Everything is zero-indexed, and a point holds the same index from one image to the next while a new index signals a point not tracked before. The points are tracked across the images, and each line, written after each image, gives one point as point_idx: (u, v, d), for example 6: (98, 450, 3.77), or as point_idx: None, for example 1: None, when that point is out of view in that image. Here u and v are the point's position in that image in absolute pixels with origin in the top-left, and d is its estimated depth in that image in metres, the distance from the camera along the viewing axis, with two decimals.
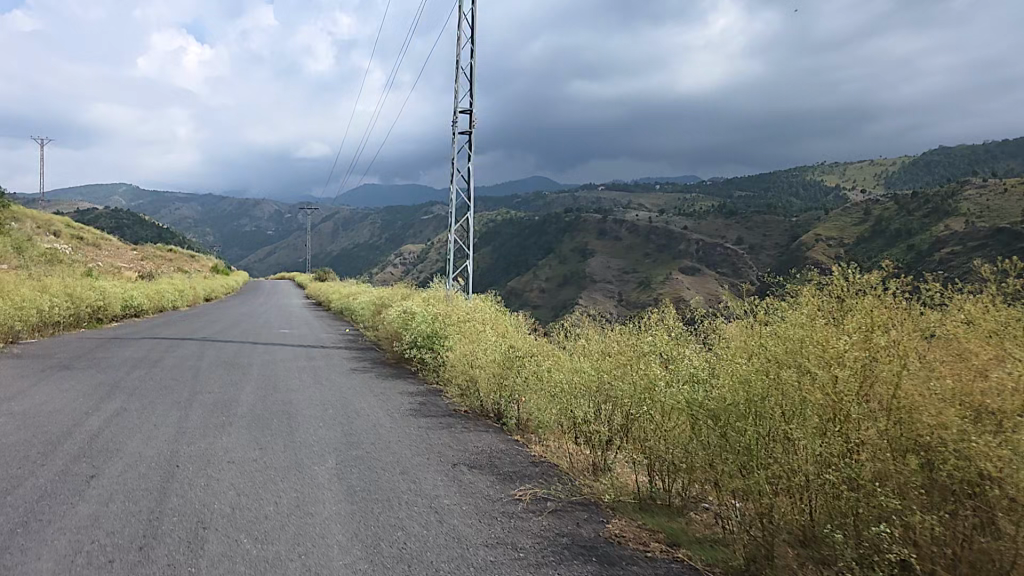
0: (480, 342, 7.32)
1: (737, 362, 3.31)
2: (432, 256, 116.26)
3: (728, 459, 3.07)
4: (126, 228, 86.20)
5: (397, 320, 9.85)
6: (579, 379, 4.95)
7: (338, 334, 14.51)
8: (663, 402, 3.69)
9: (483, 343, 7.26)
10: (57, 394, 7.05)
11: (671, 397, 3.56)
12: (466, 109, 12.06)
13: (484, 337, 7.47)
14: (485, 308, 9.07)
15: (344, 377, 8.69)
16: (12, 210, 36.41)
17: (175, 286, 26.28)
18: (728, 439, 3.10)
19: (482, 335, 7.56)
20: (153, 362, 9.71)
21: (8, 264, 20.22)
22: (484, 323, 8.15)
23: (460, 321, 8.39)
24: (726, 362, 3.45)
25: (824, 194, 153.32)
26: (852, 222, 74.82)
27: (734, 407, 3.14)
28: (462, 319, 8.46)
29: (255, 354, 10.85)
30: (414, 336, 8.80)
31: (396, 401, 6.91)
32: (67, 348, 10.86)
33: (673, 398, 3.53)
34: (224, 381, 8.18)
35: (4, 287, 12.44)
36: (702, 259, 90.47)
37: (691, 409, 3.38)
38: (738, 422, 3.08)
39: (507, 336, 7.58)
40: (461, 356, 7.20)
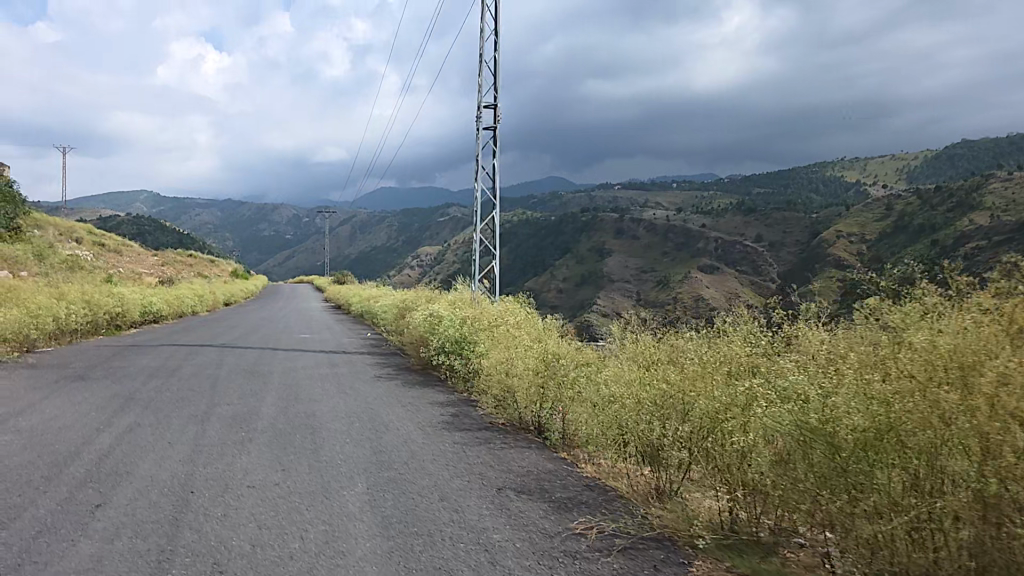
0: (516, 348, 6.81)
1: (860, 379, 2.78)
2: (449, 258, 116.19)
3: (857, 496, 2.55)
4: (147, 234, 87.15)
5: (422, 324, 9.36)
6: (634, 389, 4.43)
7: (360, 338, 14.10)
8: (757, 423, 3.16)
9: (519, 349, 6.74)
10: (68, 408, 6.66)
11: (771, 416, 3.02)
12: (490, 105, 11.57)
13: (519, 342, 6.96)
14: (515, 310, 8.55)
15: (369, 386, 8.24)
16: (34, 218, 36.61)
17: (195, 292, 26.14)
18: (854, 471, 2.57)
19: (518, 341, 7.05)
20: (170, 371, 9.33)
21: (28, 271, 20.10)
22: (517, 327, 7.63)
23: (491, 326, 7.87)
24: (841, 378, 2.92)
25: (843, 189, 151.17)
26: (875, 217, 73.30)
27: (860, 434, 2.61)
28: (493, 323, 7.94)
29: (276, 361, 10.43)
30: (442, 342, 8.29)
31: (427, 414, 6.42)
32: (83, 357, 10.53)
33: (773, 418, 3.00)
34: (243, 391, 7.76)
35: (20, 295, 12.15)
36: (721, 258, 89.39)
37: (799, 433, 2.84)
38: (870, 451, 2.56)
39: (543, 342, 7.04)
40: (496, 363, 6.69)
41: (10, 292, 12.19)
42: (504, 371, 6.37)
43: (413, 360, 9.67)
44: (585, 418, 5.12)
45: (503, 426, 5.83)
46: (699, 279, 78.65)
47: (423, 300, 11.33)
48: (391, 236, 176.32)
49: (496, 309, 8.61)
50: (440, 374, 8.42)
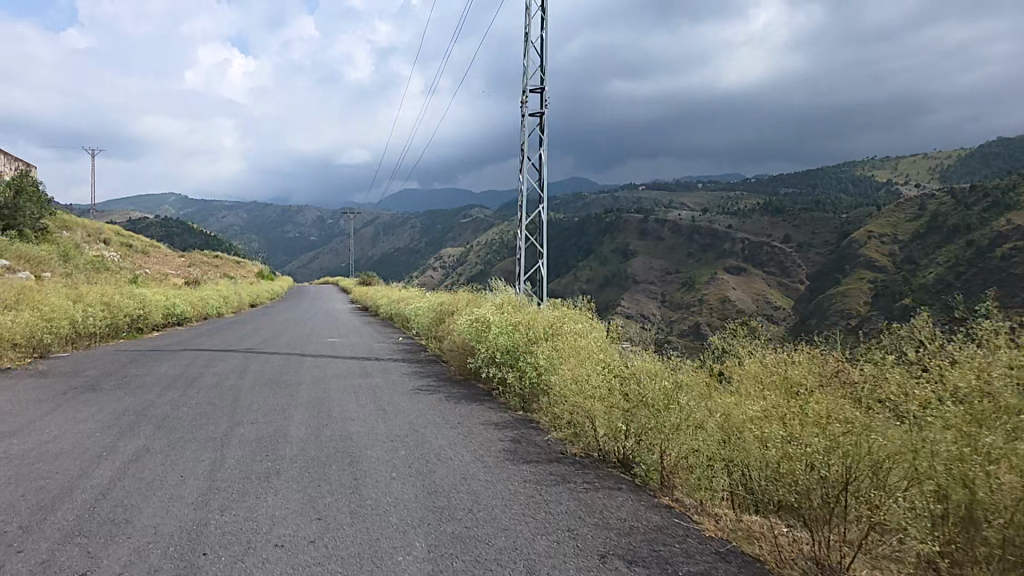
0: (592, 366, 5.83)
1: None
2: (472, 259, 115.75)
3: None
4: (176, 235, 88.13)
5: (465, 330, 8.35)
6: (791, 427, 3.47)
7: (391, 343, 13.22)
8: None
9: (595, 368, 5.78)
10: (72, 427, 5.84)
11: None
12: (537, 88, 10.57)
13: (594, 359, 5.99)
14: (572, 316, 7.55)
15: (409, 400, 7.33)
16: (63, 219, 36.58)
17: (220, 293, 25.59)
18: None
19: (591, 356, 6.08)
20: (191, 380, 8.52)
21: (50, 271, 19.62)
22: (582, 338, 6.65)
23: (551, 336, 6.89)
24: None
25: (873, 188, 147.81)
26: (908, 217, 70.77)
27: None
28: (552, 333, 6.96)
29: (303, 369, 9.54)
30: (493, 350, 7.30)
31: (485, 439, 5.42)
32: (98, 364, 9.77)
33: None
34: (269, 406, 6.88)
35: (34, 296, 11.47)
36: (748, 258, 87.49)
37: None
38: None
39: (614, 357, 6.04)
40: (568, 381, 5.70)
41: (25, 294, 11.53)
42: (579, 391, 5.39)
43: (454, 370, 8.74)
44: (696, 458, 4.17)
45: (576, 458, 4.82)
46: (725, 280, 76.78)
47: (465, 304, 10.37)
48: (413, 238, 176.33)
49: (552, 314, 7.59)
50: (488, 389, 7.44)
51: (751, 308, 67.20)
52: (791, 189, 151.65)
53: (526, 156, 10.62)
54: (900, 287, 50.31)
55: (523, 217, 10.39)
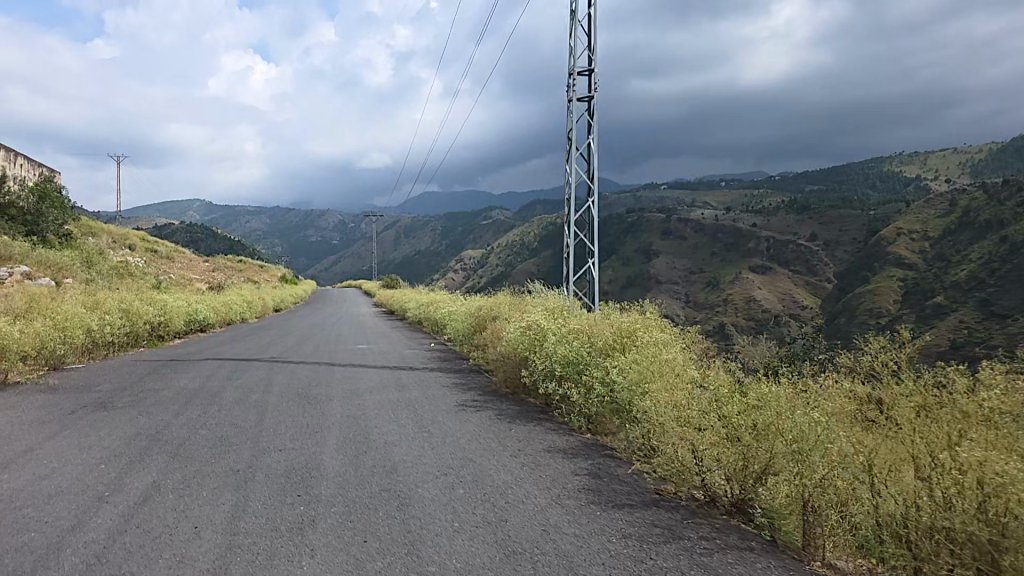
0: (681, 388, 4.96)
1: None
2: (493, 261, 114.83)
3: None
4: (200, 240, 88.61)
5: (513, 338, 7.50)
6: None
7: (423, 351, 12.38)
8: None
9: (686, 391, 4.89)
10: (75, 457, 5.06)
11: None
12: (584, 70, 9.63)
13: (682, 381, 5.11)
14: (645, 321, 6.53)
15: (455, 418, 6.47)
16: (88, 225, 36.36)
17: (244, 298, 25.00)
18: None
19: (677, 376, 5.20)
20: (212, 395, 7.75)
21: (71, 277, 19.08)
22: (660, 352, 5.70)
23: (623, 352, 5.94)
24: None
25: (901, 185, 143.94)
26: (940, 213, 68.43)
27: None
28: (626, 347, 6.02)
29: (333, 382, 8.69)
30: (550, 363, 6.41)
31: (555, 472, 4.53)
32: (113, 377, 9.05)
33: None
34: (299, 429, 6.07)
35: (49, 304, 10.82)
36: (774, 257, 85.38)
37: None
38: None
39: (703, 380, 5.13)
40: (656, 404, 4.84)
41: (40, 302, 10.88)
42: (676, 416, 4.50)
43: (501, 383, 7.87)
44: (842, 513, 3.36)
45: (678, 502, 3.90)
46: (751, 279, 75.04)
47: (508, 308, 9.49)
48: (433, 240, 176.22)
49: (616, 320, 6.62)
50: (543, 407, 6.59)
51: (776, 307, 65.36)
52: (816, 186, 148.44)
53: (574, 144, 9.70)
54: (931, 284, 48.52)
55: (570, 211, 9.46)
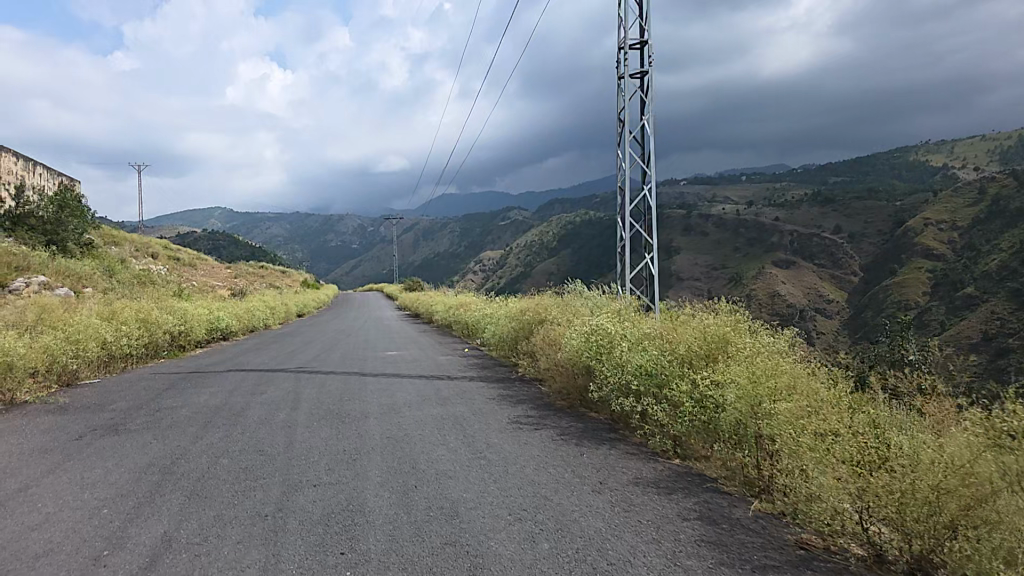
0: (805, 412, 4.04)
1: None
2: (512, 262, 113.98)
3: None
4: (221, 247, 89.11)
5: (571, 344, 6.65)
6: None
7: (459, 357, 11.55)
8: None
9: (813, 413, 3.99)
10: (74, 499, 4.28)
11: None
12: (637, 44, 8.74)
13: (805, 398, 4.20)
14: (735, 323, 5.59)
15: (512, 439, 5.62)
16: (111, 233, 36.17)
17: (267, 304, 24.44)
18: None
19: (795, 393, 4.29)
20: (235, 414, 6.96)
21: (91, 287, 18.55)
22: (767, 359, 4.76)
23: (717, 366, 5.03)
24: None
25: (927, 175, 140.00)
26: (968, 201, 65.85)
27: None
28: (719, 361, 5.10)
29: (368, 395, 7.90)
30: (624, 376, 5.55)
31: (656, 516, 3.67)
32: (130, 393, 8.33)
33: None
34: (334, 456, 5.24)
35: (61, 316, 10.14)
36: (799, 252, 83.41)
37: None
38: None
39: (831, 400, 4.20)
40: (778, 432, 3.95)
41: (52, 313, 10.20)
42: (811, 445, 3.61)
43: (558, 395, 7.02)
44: None
45: (837, 561, 3.02)
46: (775, 274, 73.30)
47: (557, 311, 8.60)
48: (452, 242, 175.89)
49: (700, 322, 5.69)
50: (615, 426, 5.76)
51: (802, 302, 63.69)
52: (839, 177, 144.84)
53: (627, 127, 8.79)
54: (963, 274, 46.60)
55: (625, 200, 8.56)
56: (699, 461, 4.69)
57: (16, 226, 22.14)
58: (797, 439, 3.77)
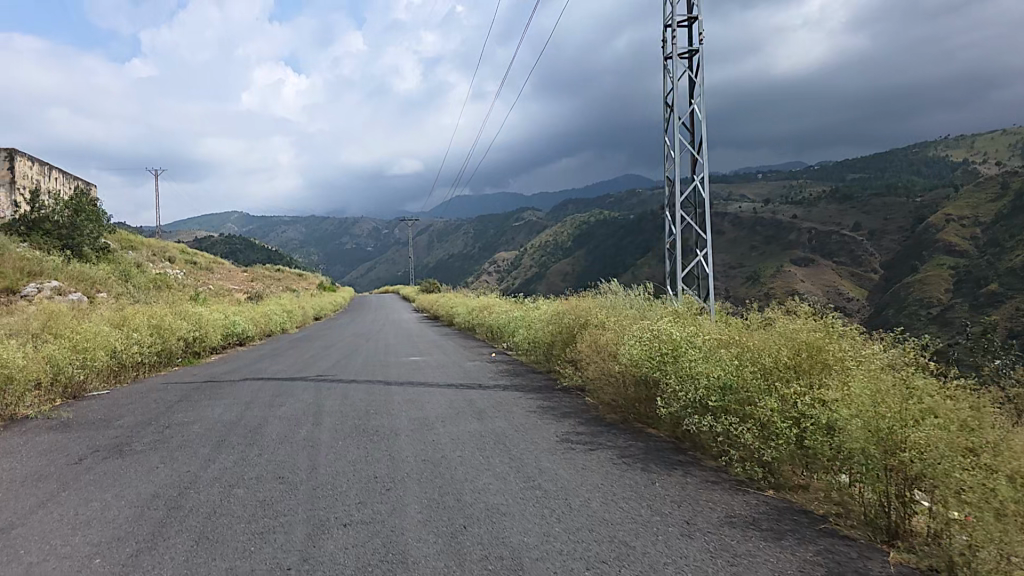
0: (959, 442, 3.29)
1: None
2: (527, 262, 113.25)
3: None
4: (238, 251, 89.24)
5: (627, 352, 5.98)
6: None
7: (488, 364, 10.85)
8: None
9: (966, 446, 3.26)
10: (61, 546, 3.60)
11: None
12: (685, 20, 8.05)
13: (950, 420, 3.43)
14: (829, 325, 4.78)
15: (566, 463, 4.94)
16: (128, 238, 36.01)
17: (285, 308, 23.94)
18: None
19: (931, 413, 3.50)
20: (253, 430, 6.31)
21: (106, 292, 18.09)
22: (884, 372, 3.99)
23: (816, 384, 4.31)
24: None
25: (948, 169, 136.84)
26: (990, 197, 63.79)
27: None
28: (815, 378, 4.38)
29: (397, 408, 7.24)
30: (696, 391, 4.84)
31: (772, 572, 2.95)
32: (140, 406, 7.73)
33: None
34: (366, 484, 4.57)
35: (68, 323, 9.55)
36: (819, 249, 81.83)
37: None
38: None
39: (983, 424, 3.42)
40: (920, 470, 3.21)
41: (60, 321, 9.63)
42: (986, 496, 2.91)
43: (611, 408, 6.36)
44: None
45: None
46: (794, 271, 71.90)
47: (602, 315, 7.91)
48: (466, 244, 175.55)
49: (786, 326, 4.91)
50: (681, 446, 5.19)
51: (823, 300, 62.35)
52: (857, 174, 141.82)
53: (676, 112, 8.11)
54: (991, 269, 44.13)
55: (676, 192, 7.88)
56: (798, 492, 4.07)
57: (30, 230, 21.72)
58: (955, 480, 3.06)
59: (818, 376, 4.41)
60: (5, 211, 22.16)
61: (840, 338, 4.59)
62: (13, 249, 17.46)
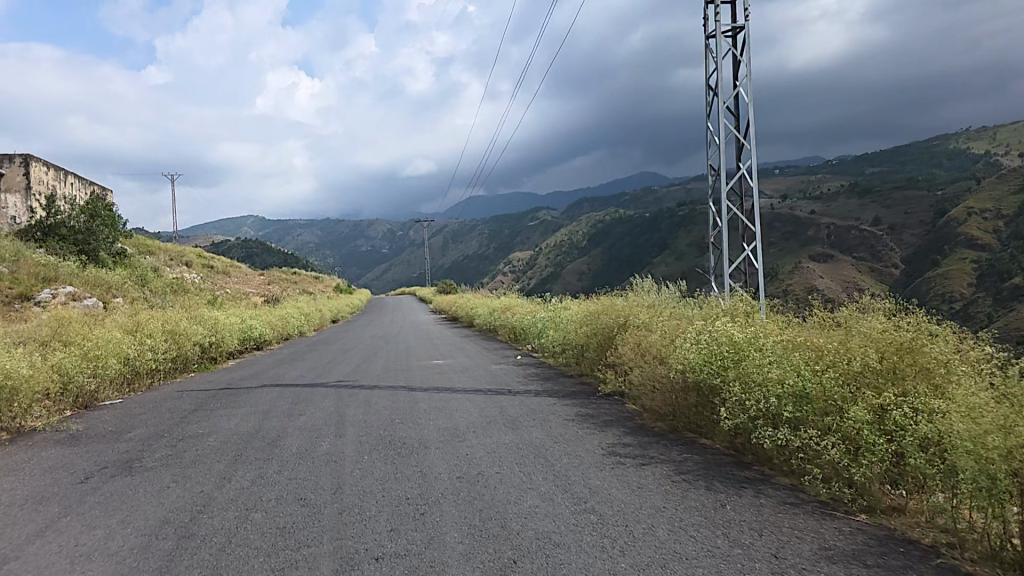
0: None
1: None
2: (542, 261, 112.65)
3: None
4: (255, 255, 89.50)
5: (679, 356, 5.55)
6: None
7: (514, 367, 10.35)
8: None
9: None
10: None
11: None
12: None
13: None
14: (919, 325, 4.31)
15: (619, 481, 4.46)
16: (146, 242, 36.02)
17: (302, 311, 23.65)
18: None
19: None
20: (271, 443, 5.86)
21: (121, 297, 17.84)
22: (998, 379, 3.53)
23: (911, 394, 3.87)
24: None
25: (969, 161, 133.98)
26: (1015, 187, 56.88)
27: None
28: (910, 388, 3.94)
29: (424, 416, 6.78)
30: (767, 400, 4.40)
31: None
32: (154, 417, 7.35)
33: None
34: (397, 507, 4.09)
35: (80, 330, 9.20)
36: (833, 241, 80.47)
37: None
38: None
39: None
40: None
41: (72, 327, 9.28)
42: None
43: (663, 417, 5.92)
44: None
45: None
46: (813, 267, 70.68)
47: (644, 314, 7.45)
48: (480, 244, 175.18)
49: (868, 327, 4.45)
50: (743, 461, 4.81)
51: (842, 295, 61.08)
52: (878, 167, 136.89)
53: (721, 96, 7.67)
54: (1008, 254, 37.88)
55: (723, 180, 7.45)
56: (892, 517, 3.68)
57: (47, 236, 21.64)
58: None
59: (911, 384, 3.97)
60: (22, 218, 21.96)
61: (934, 339, 4.14)
62: (30, 255, 17.32)
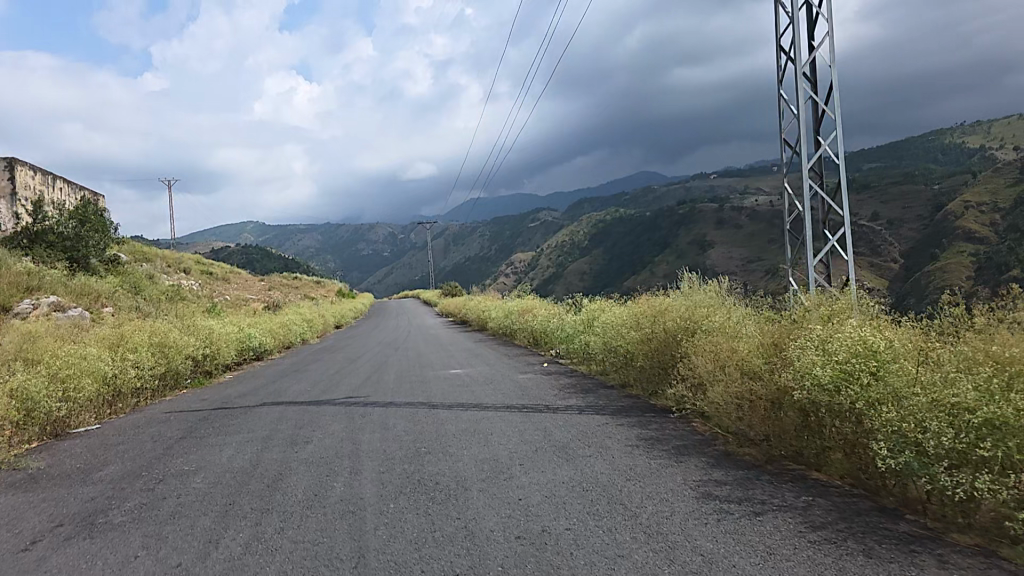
0: None
1: None
2: (543, 261, 111.43)
3: None
4: (255, 260, 88.46)
5: (787, 371, 4.40)
6: None
7: (545, 377, 9.19)
8: None
9: None
10: None
11: None
12: None
13: None
14: None
15: (740, 544, 3.29)
16: (142, 249, 34.98)
17: (303, 317, 22.51)
18: None
19: None
20: (269, 486, 4.72)
21: (110, 307, 16.73)
22: None
23: None
24: None
25: (969, 154, 132.29)
26: (1010, 179, 52.36)
27: None
28: None
29: (452, 445, 5.63)
30: (942, 429, 3.21)
31: None
32: (134, 448, 6.22)
33: None
34: None
35: (50, 346, 8.08)
36: None
37: None
38: None
39: None
40: None
41: (43, 343, 8.17)
42: None
43: (763, 451, 4.75)
44: None
45: None
46: None
47: (714, 318, 6.31)
48: (480, 246, 173.97)
49: None
50: (887, 508, 3.63)
51: None
52: (873, 162, 133.59)
53: (797, 60, 6.61)
54: (1007, 244, 31.00)
55: (804, 159, 6.43)
56: None
57: (32, 243, 20.54)
58: None
59: None
60: (6, 223, 20.65)
61: None
62: (11, 262, 16.21)
